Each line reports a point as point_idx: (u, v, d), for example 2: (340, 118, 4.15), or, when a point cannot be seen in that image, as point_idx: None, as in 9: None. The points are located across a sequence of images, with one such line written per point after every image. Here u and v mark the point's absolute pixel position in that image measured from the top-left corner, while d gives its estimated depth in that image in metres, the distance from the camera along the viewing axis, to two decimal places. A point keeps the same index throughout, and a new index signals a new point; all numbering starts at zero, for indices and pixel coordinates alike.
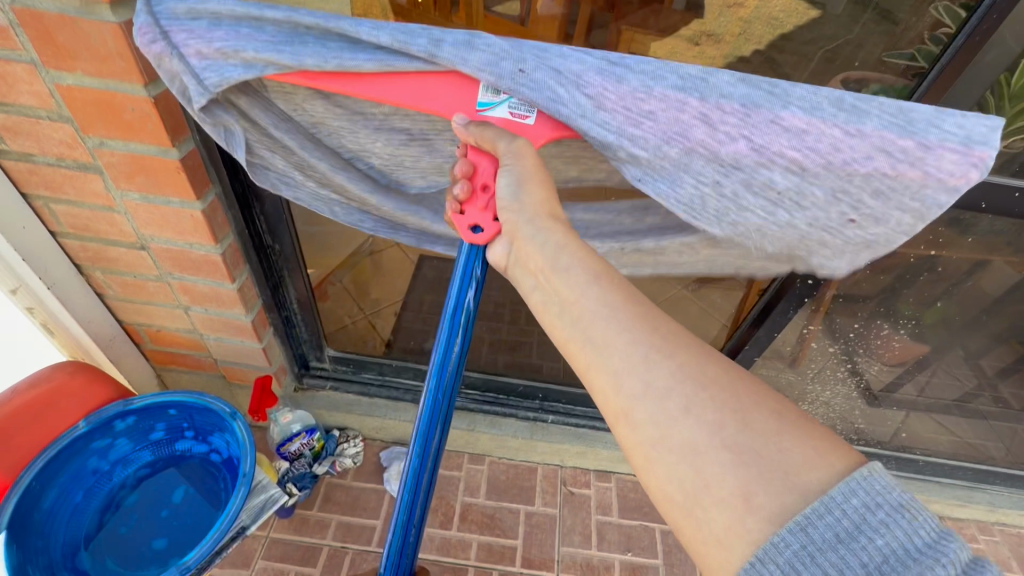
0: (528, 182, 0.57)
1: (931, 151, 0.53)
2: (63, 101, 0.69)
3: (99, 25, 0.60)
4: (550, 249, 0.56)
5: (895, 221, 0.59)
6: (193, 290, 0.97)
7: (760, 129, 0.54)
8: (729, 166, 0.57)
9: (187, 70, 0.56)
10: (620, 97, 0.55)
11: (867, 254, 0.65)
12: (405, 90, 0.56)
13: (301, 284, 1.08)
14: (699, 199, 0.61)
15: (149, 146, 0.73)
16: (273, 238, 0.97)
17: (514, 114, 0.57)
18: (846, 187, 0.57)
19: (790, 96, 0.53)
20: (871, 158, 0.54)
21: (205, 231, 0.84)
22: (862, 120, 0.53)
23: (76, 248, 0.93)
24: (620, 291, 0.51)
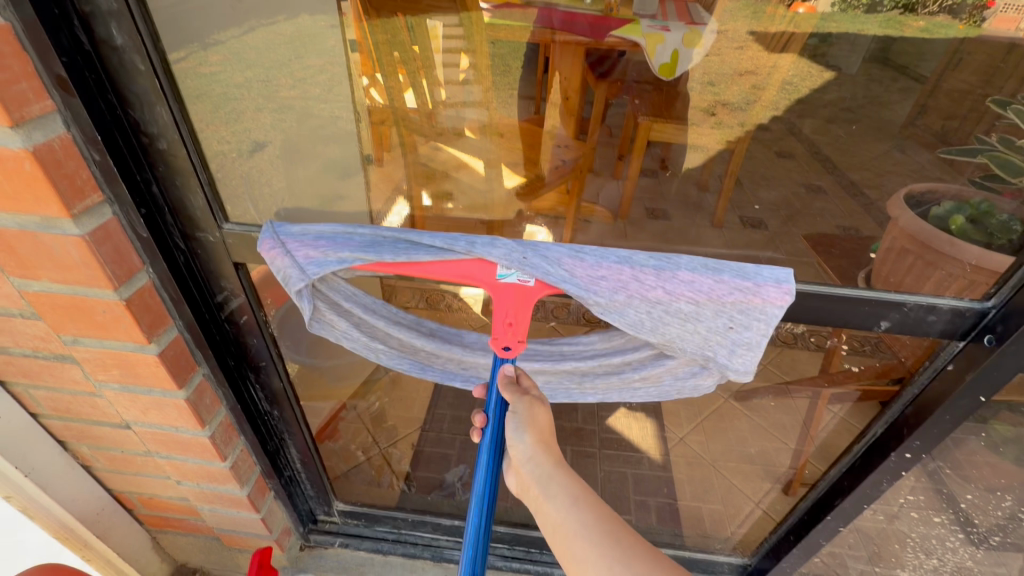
0: (531, 432, 0.62)
1: (759, 291, 0.54)
2: (32, 304, 0.63)
3: (61, 239, 0.53)
4: (543, 478, 0.60)
5: (754, 327, 0.56)
6: (182, 467, 0.87)
7: (672, 291, 0.55)
8: (660, 313, 0.56)
9: (294, 267, 0.56)
10: (586, 272, 0.55)
11: (747, 351, 0.57)
12: (448, 270, 0.56)
13: (302, 441, 0.97)
14: (641, 323, 0.57)
15: (123, 343, 0.65)
16: (271, 405, 0.88)
17: (520, 282, 0.56)
18: (724, 314, 0.55)
19: (673, 263, 0.55)
20: (728, 293, 0.54)
21: (190, 418, 0.75)
22: (721, 280, 0.54)
23: (60, 427, 0.85)
24: (594, 509, 0.56)
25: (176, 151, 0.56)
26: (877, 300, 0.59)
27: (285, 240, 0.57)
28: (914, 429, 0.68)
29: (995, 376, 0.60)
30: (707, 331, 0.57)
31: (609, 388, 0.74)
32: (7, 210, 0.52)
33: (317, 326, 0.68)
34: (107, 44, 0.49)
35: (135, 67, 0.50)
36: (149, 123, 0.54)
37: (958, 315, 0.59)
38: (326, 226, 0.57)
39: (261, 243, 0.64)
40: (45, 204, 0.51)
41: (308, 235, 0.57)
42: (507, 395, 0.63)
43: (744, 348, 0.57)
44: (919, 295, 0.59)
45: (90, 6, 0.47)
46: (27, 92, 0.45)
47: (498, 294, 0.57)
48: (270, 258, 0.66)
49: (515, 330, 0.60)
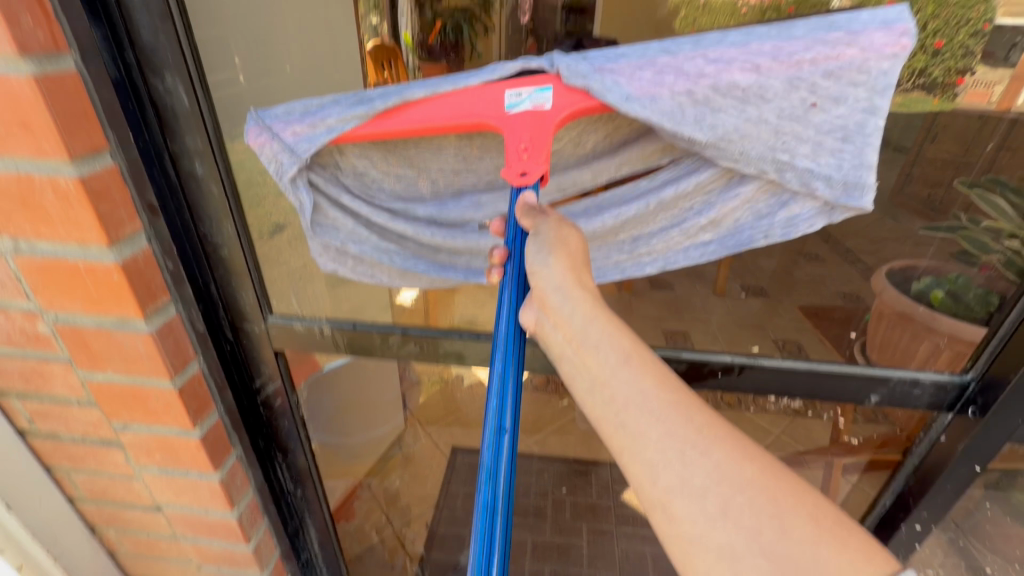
0: (558, 254, 0.53)
1: (857, 38, 0.48)
2: (92, 393, 0.69)
3: (131, 335, 0.61)
4: (579, 320, 0.51)
5: (851, 99, 0.51)
6: (206, 550, 0.88)
7: (723, 72, 0.51)
8: (710, 96, 0.52)
9: (285, 150, 0.56)
10: (617, 68, 0.52)
11: (838, 147, 0.53)
12: (448, 108, 0.55)
13: (321, 522, 0.98)
14: (700, 119, 0.53)
15: (171, 427, 0.70)
16: (295, 484, 0.91)
17: (536, 107, 0.53)
18: (799, 82, 0.51)
19: (712, 40, 0.52)
20: (807, 53, 0.49)
21: (222, 499, 0.78)
22: (791, 41, 0.49)
23: (92, 510, 0.88)
24: (647, 365, 0.46)
25: (235, 256, 0.65)
26: (863, 377, 0.64)
27: (270, 125, 0.56)
28: (919, 499, 0.70)
29: (986, 446, 0.63)
30: (780, 119, 0.53)
31: (674, 249, 0.65)
32: (89, 311, 0.60)
33: (315, 228, 0.62)
34: (190, 175, 0.59)
35: (210, 191, 0.60)
36: (215, 234, 0.63)
37: (941, 389, 0.63)
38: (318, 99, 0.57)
39: (300, 333, 0.71)
40: (124, 306, 0.58)
41: (294, 114, 0.56)
42: (526, 218, 0.55)
43: (837, 137, 0.53)
44: (903, 370, 0.65)
45: (180, 148, 0.57)
46: (123, 216, 0.55)
47: (508, 122, 0.55)
48: (308, 347, 0.73)
49: (533, 154, 0.56)
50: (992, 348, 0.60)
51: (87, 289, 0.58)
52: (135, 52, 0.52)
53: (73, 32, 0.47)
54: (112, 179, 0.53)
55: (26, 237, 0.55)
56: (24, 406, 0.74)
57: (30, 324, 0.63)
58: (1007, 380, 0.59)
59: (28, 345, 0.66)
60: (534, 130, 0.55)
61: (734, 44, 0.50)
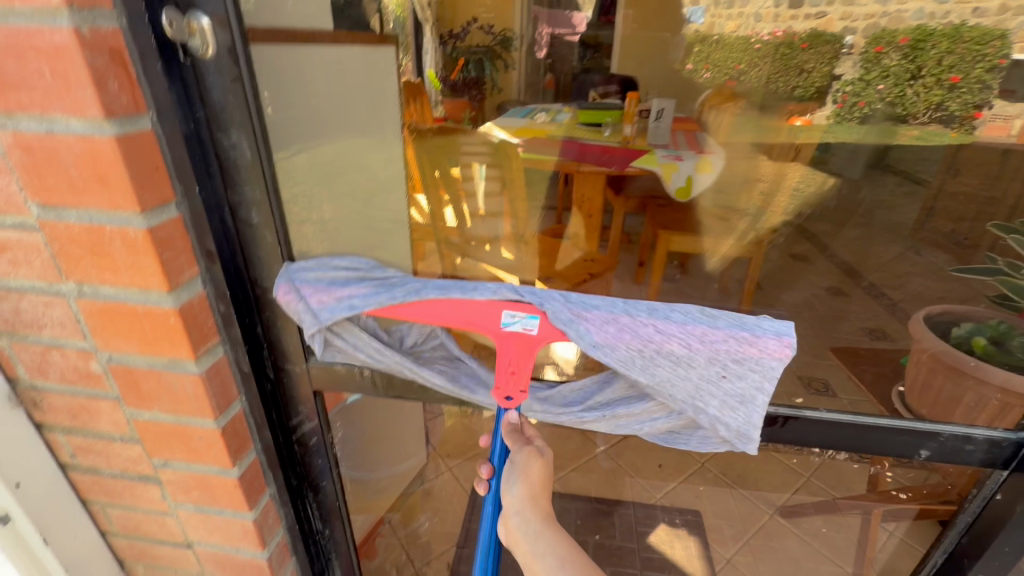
0: (521, 485, 0.63)
1: (757, 339, 0.54)
2: (137, 431, 0.71)
3: (181, 375, 0.62)
4: (530, 534, 0.61)
5: (749, 378, 0.56)
6: None
7: (666, 341, 0.56)
8: (651, 354, 0.57)
9: (310, 313, 0.63)
10: (593, 316, 0.57)
11: (738, 408, 0.57)
12: (462, 311, 0.59)
13: (347, 558, 0.97)
14: (633, 360, 0.57)
15: (210, 466, 0.71)
16: (324, 523, 0.90)
17: (524, 331, 0.58)
18: (715, 359, 0.56)
19: (663, 311, 0.58)
20: (722, 341, 0.55)
21: (254, 539, 0.78)
22: (712, 329, 0.56)
23: (124, 546, 0.88)
24: (581, 567, 0.58)
25: (283, 299, 0.66)
26: (913, 430, 0.63)
27: (298, 284, 0.64)
28: (975, 560, 0.68)
29: None
30: (700, 382, 0.57)
31: (646, 438, 0.67)
32: (143, 352, 0.62)
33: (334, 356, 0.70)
34: (245, 223, 0.61)
35: (264, 238, 0.62)
36: (266, 278, 0.65)
37: (995, 445, 0.61)
38: (352, 282, 0.65)
39: (341, 374, 0.72)
40: (177, 348, 0.60)
41: (321, 282, 0.64)
42: (508, 441, 0.65)
43: (737, 401, 0.57)
44: (953, 425, 0.63)
45: (239, 197, 0.60)
46: (182, 262, 0.57)
47: (501, 337, 0.59)
48: (347, 387, 0.74)
49: (518, 378, 0.61)
50: None
51: (143, 331, 0.60)
52: (204, 109, 0.54)
53: (153, 95, 0.50)
54: (176, 228, 0.55)
55: (90, 281, 0.57)
56: (69, 441, 0.75)
57: (84, 361, 0.65)
58: None
59: (79, 381, 0.68)
60: (522, 353, 0.60)
61: (678, 318, 0.57)
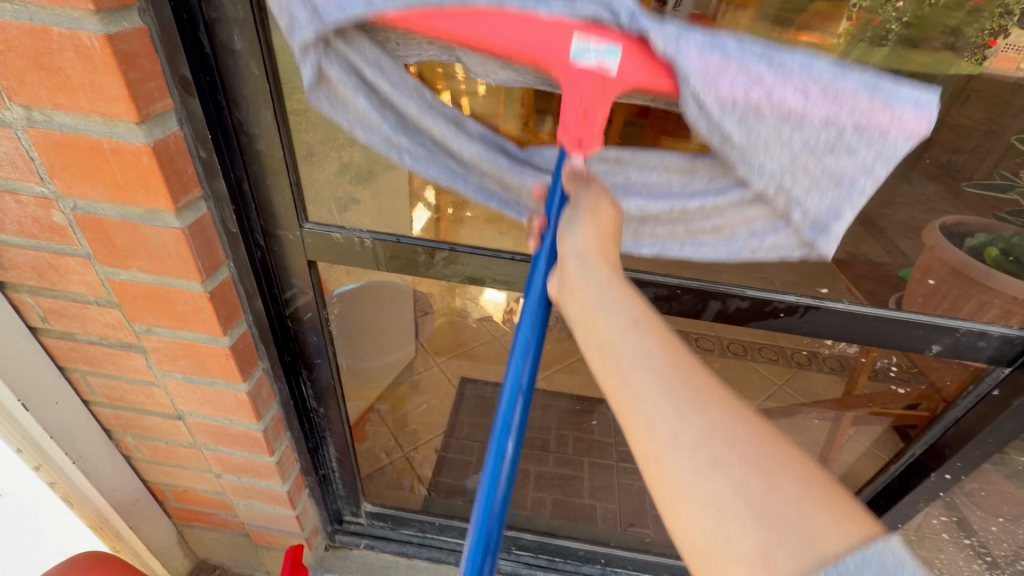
0: (587, 228, 0.47)
1: (889, 117, 0.42)
2: (114, 292, 0.65)
3: (160, 229, 0.55)
4: (594, 290, 0.44)
5: (859, 155, 0.44)
6: (227, 460, 0.87)
7: (780, 88, 0.42)
8: (761, 100, 0.43)
9: (308, 11, 0.44)
10: (702, 67, 0.41)
11: (831, 189, 0.48)
12: (515, 33, 0.43)
13: (340, 437, 0.97)
14: (720, 127, 0.45)
15: (198, 334, 0.66)
16: (318, 402, 0.89)
17: (601, 68, 0.43)
18: (836, 133, 0.43)
19: (786, 53, 0.42)
20: (852, 98, 0.42)
21: (249, 412, 0.76)
22: (843, 79, 0.41)
23: (110, 416, 0.86)
24: (661, 334, 0.40)
25: (273, 152, 0.58)
26: (932, 325, 0.63)
27: None
28: (956, 451, 0.71)
29: None
30: (801, 142, 0.45)
31: (671, 241, 0.60)
32: (113, 200, 0.54)
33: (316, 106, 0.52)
34: (225, 49, 0.51)
35: (249, 71, 0.52)
36: (252, 123, 0.56)
37: (1007, 342, 0.62)
38: None
39: (338, 244, 0.67)
40: (153, 197, 0.53)
41: None
42: (570, 187, 0.49)
43: (832, 182, 0.47)
44: (969, 322, 0.63)
45: (217, 15, 0.49)
46: (153, 89, 0.48)
47: (567, 77, 0.44)
48: (344, 260, 0.69)
49: (587, 126, 0.47)
50: None
51: (112, 174, 0.52)
52: None
53: None
54: (141, 42, 0.46)
55: (41, 106, 0.48)
56: (37, 303, 0.69)
57: (44, 211, 0.57)
58: None
59: (42, 235, 0.60)
60: (585, 88, 0.45)
61: (802, 58, 0.42)
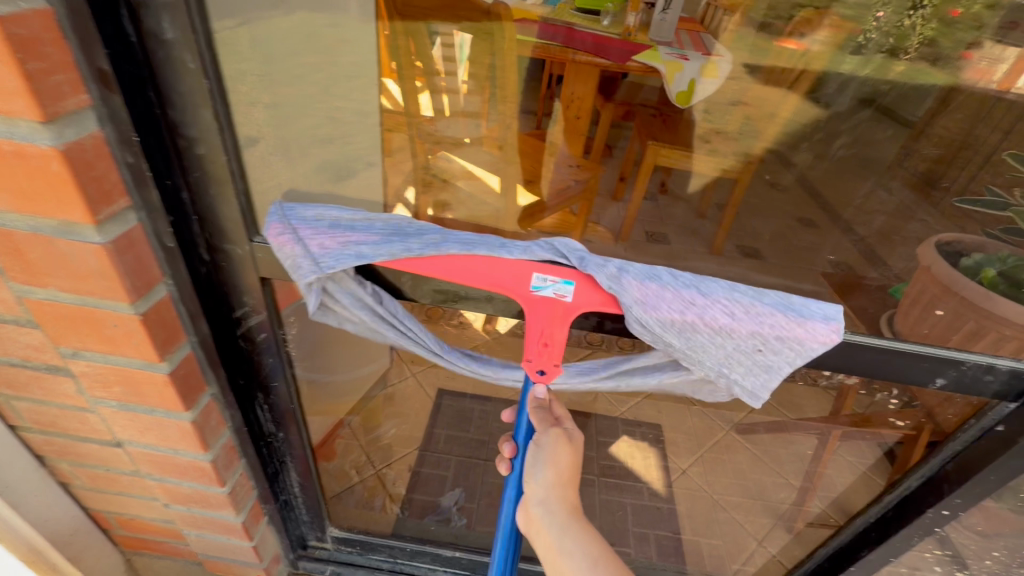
0: (550, 471, 0.62)
1: (801, 328, 0.53)
2: (32, 312, 0.56)
3: (78, 245, 0.48)
4: (556, 530, 0.59)
5: (783, 352, 0.54)
6: (174, 490, 0.79)
7: (710, 309, 0.54)
8: (692, 318, 0.54)
9: (308, 258, 0.54)
10: (644, 293, 0.53)
11: (761, 372, 0.55)
12: (478, 274, 0.54)
13: (302, 462, 0.90)
14: (667, 340, 0.56)
15: (131, 359, 0.59)
16: (276, 426, 0.81)
17: (558, 296, 0.55)
18: (758, 337, 0.53)
19: (708, 282, 0.56)
20: (769, 315, 0.53)
21: (194, 441, 0.69)
22: (758, 302, 0.53)
23: (40, 442, 0.77)
24: (600, 549, 0.59)
25: (215, 156, 0.51)
26: (937, 358, 0.58)
27: (298, 226, 0.55)
28: (956, 486, 0.67)
29: None
30: (731, 350, 0.55)
31: (641, 390, 0.70)
32: (22, 211, 0.46)
33: (317, 312, 0.63)
34: (155, 39, 0.44)
35: (184, 65, 0.45)
36: (190, 124, 0.49)
37: (1015, 376, 0.58)
38: (351, 213, 0.57)
39: None
40: (68, 209, 0.45)
41: (322, 222, 0.56)
42: (537, 423, 0.64)
43: (761, 369, 0.55)
44: (977, 354, 0.59)
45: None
46: (62, 82, 0.40)
47: (529, 303, 0.56)
48: None
49: (551, 352, 0.58)
50: None
51: (16, 181, 0.44)
52: None
53: None
54: (44, 27, 0.38)
55: None
56: None
57: None
58: None
59: None
60: (547, 312, 0.56)
61: (722, 286, 0.55)
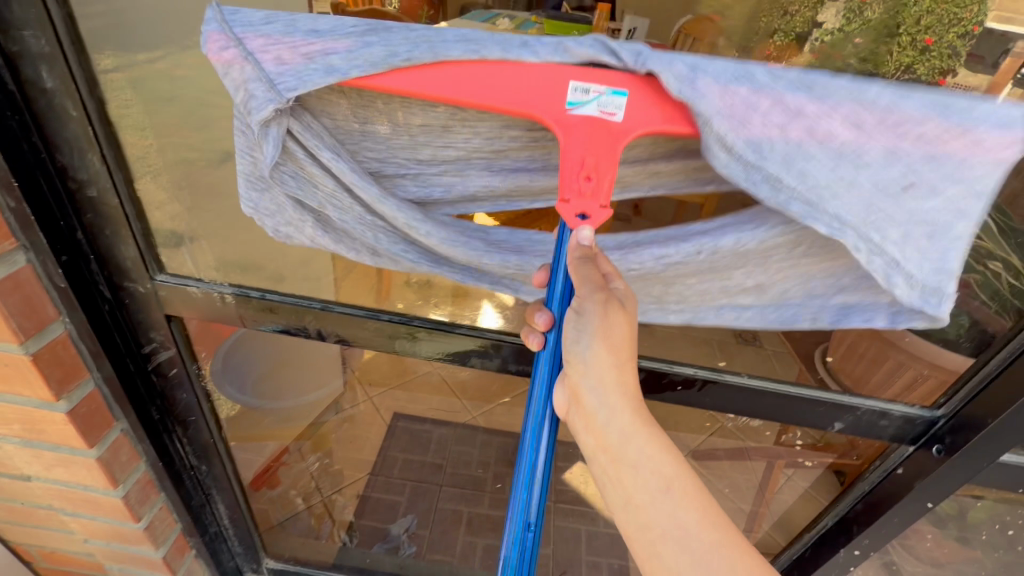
0: (604, 348, 0.45)
1: (966, 139, 0.40)
2: None
3: None
4: (613, 428, 0.45)
5: (945, 193, 0.42)
6: (90, 525, 0.78)
7: (826, 120, 0.41)
8: (801, 131, 0.42)
9: (261, 81, 0.44)
10: (731, 103, 0.41)
11: (925, 242, 0.44)
12: (492, 84, 0.43)
13: (231, 495, 0.88)
14: (769, 177, 0.43)
15: (28, 397, 0.58)
16: (198, 459, 0.80)
17: (603, 112, 0.44)
18: (908, 164, 0.42)
19: (821, 74, 0.42)
20: (920, 124, 0.40)
21: (102, 478, 0.67)
22: (908, 102, 0.40)
23: None
24: (694, 494, 0.43)
25: (107, 198, 0.51)
26: (831, 402, 0.59)
27: (247, 45, 0.44)
28: (863, 527, 0.67)
29: (941, 487, 0.60)
30: (875, 171, 0.42)
31: (709, 301, 0.55)
32: None
33: (273, 170, 0.49)
34: (36, 87, 0.44)
35: (66, 112, 0.46)
36: (78, 168, 0.49)
37: (909, 422, 0.59)
38: (303, 19, 0.44)
39: (196, 298, 0.59)
40: None
41: (285, 31, 0.44)
42: (577, 278, 0.46)
43: (924, 233, 0.44)
44: (872, 400, 0.60)
45: (18, 48, 0.42)
46: None
47: (565, 125, 0.44)
48: (206, 314, 0.62)
49: (595, 189, 0.45)
50: (963, 393, 0.56)
51: None
52: None
53: None
54: None
55: None
56: None
57: None
58: (979, 426, 0.55)
59: None
60: (580, 125, 0.44)
61: (851, 83, 0.41)
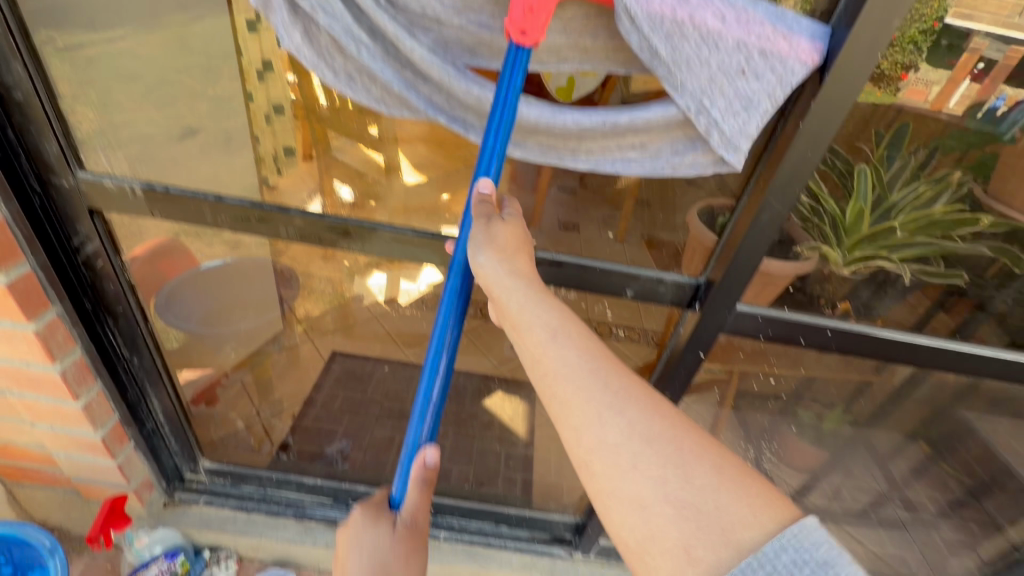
0: (493, 248, 0.56)
1: (789, 40, 0.53)
2: None
3: None
4: (516, 300, 0.54)
5: (765, 80, 0.55)
6: (34, 406, 0.91)
7: (702, 10, 0.52)
8: (683, 19, 0.52)
9: None
10: None
11: (741, 111, 0.56)
12: None
13: (164, 393, 1.03)
14: (649, 52, 0.55)
15: None
16: (130, 351, 0.94)
17: None
18: (748, 39, 0.53)
19: None
20: (760, 26, 0.53)
21: (40, 351, 0.81)
22: (754, 8, 0.52)
23: None
24: (577, 341, 0.51)
25: (31, 101, 0.65)
26: (622, 273, 0.80)
27: None
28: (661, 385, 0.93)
29: (703, 339, 0.84)
30: (722, 53, 0.54)
31: (608, 153, 0.64)
32: None
33: None
34: None
35: None
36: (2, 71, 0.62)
37: (681, 288, 0.81)
38: None
39: (112, 193, 0.74)
40: None
41: None
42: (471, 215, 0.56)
43: (741, 106, 0.56)
44: (654, 271, 0.80)
45: None
46: None
47: None
48: (120, 207, 0.75)
49: (535, 24, 0.52)
50: (716, 257, 0.77)
51: None
52: None
53: None
54: None
55: None
56: None
57: None
58: (715, 282, 0.77)
59: None
60: None
61: None
